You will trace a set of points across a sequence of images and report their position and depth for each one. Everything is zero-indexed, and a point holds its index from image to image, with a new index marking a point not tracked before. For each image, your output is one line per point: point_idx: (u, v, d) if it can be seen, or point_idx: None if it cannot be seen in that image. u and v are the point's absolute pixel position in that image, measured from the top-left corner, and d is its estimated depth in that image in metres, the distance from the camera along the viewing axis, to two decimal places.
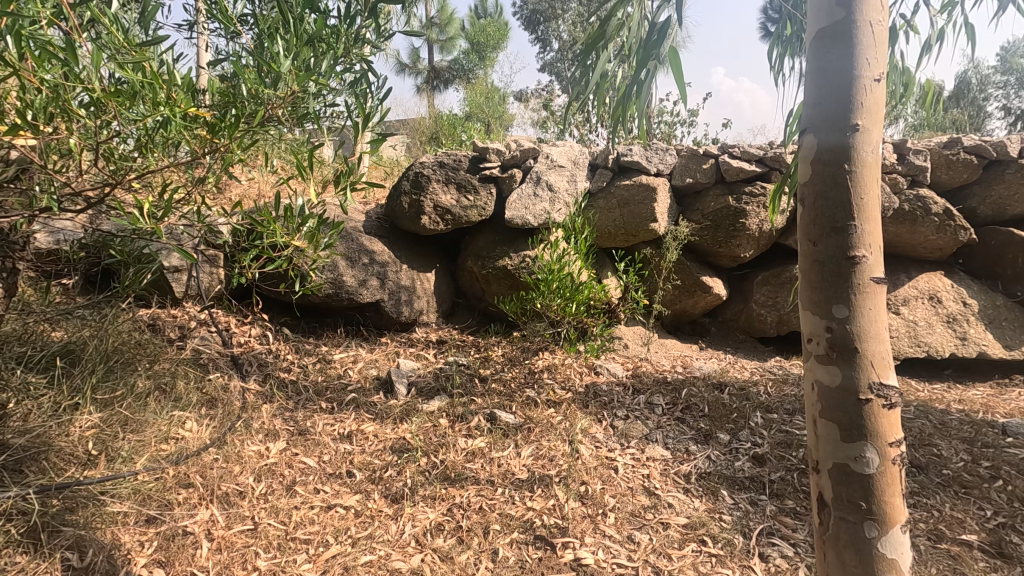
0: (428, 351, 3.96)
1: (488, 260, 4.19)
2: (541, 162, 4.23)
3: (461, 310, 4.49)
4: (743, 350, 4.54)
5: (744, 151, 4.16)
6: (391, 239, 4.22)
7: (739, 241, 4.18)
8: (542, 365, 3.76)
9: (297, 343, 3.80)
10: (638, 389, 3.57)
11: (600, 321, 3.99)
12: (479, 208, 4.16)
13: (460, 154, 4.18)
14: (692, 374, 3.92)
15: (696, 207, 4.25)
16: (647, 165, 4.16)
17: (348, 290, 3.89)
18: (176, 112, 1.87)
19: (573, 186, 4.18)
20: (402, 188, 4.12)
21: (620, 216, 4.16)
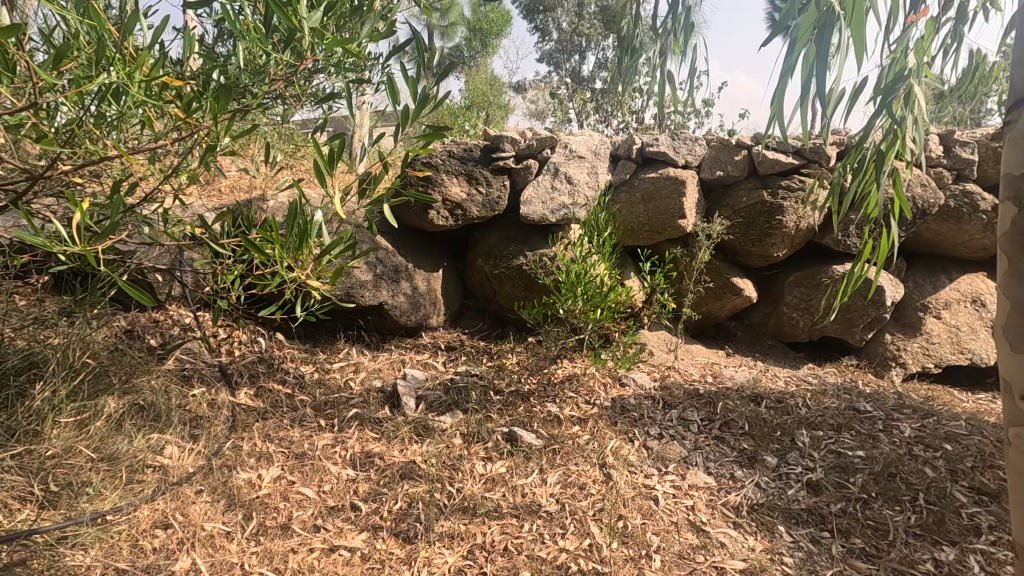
0: (436, 359, 3.62)
1: (501, 259, 3.86)
2: (560, 152, 3.88)
3: (471, 312, 4.16)
4: (773, 357, 4.23)
5: (780, 141, 3.82)
6: (395, 236, 3.89)
7: (774, 240, 3.86)
8: (563, 375, 3.44)
9: (293, 350, 3.45)
10: (669, 403, 3.26)
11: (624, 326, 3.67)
12: (491, 202, 3.81)
13: (471, 143, 3.82)
14: (725, 384, 3.61)
15: (727, 203, 3.92)
16: (674, 157, 3.83)
17: (349, 292, 3.54)
18: (126, 78, 1.49)
19: (594, 179, 3.84)
20: (408, 180, 3.76)
21: (644, 212, 3.84)
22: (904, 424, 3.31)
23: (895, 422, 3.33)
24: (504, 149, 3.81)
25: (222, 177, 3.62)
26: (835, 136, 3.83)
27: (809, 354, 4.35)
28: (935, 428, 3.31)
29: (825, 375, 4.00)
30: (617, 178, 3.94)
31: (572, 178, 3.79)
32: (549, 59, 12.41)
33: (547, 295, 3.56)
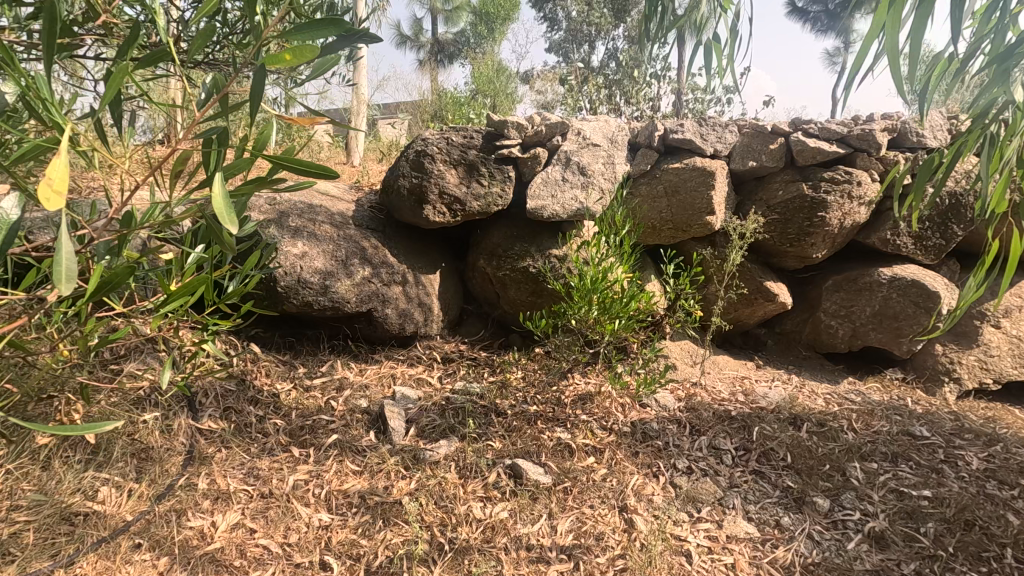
0: (430, 373, 3.21)
1: (505, 258, 3.45)
2: (571, 139, 3.45)
3: (471, 318, 3.75)
4: (809, 370, 3.78)
5: (823, 127, 3.36)
6: (387, 234, 3.49)
7: (813, 238, 3.42)
8: (574, 394, 3.02)
9: (268, 364, 3.05)
10: (697, 428, 2.83)
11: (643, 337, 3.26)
12: (494, 195, 3.39)
13: (472, 130, 3.40)
14: (759, 403, 3.19)
15: (760, 198, 3.48)
16: (702, 145, 3.39)
17: (333, 298, 3.14)
18: None
19: (610, 170, 3.41)
20: (401, 171, 3.35)
21: (667, 206, 3.42)
22: (969, 454, 2.87)
23: (958, 452, 2.89)
24: (509, 136, 3.38)
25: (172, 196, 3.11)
26: (886, 121, 3.36)
27: (849, 366, 3.90)
28: (1005, 458, 2.87)
29: (869, 392, 3.56)
30: (636, 168, 3.50)
31: (586, 170, 3.37)
32: (557, 51, 11.91)
33: (557, 301, 3.14)
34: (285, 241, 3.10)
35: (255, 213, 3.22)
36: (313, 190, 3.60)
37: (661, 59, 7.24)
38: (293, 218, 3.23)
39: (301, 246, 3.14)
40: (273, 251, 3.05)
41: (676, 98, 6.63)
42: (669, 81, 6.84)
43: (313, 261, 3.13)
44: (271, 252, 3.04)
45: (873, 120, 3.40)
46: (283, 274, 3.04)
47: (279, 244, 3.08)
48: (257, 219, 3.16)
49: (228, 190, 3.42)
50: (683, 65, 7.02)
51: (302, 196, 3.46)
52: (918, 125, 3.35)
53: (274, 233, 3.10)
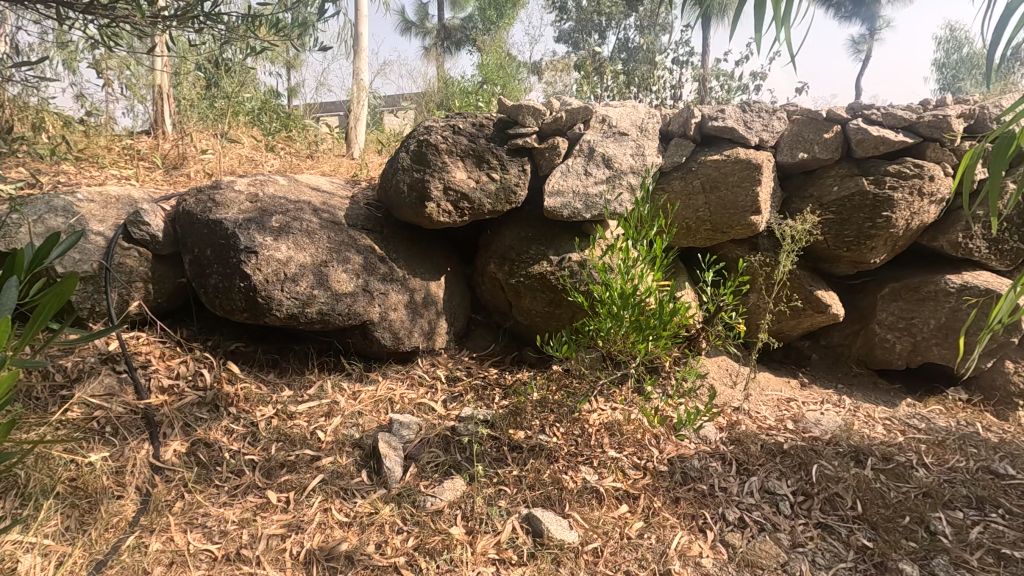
0: (433, 396, 2.81)
1: (518, 264, 3.03)
2: (595, 128, 3.03)
3: (480, 330, 3.35)
4: (861, 389, 3.34)
5: (886, 113, 2.92)
6: (385, 235, 3.09)
7: (874, 242, 2.97)
8: (598, 424, 2.61)
9: (247, 386, 2.66)
10: (746, 466, 2.42)
11: (678, 354, 2.84)
12: (506, 192, 2.97)
13: (482, 116, 2.99)
14: (812, 433, 2.77)
15: (811, 194, 3.04)
16: (746, 134, 2.95)
17: (323, 309, 2.74)
18: None
19: (639, 162, 2.98)
20: (400, 164, 2.93)
21: (704, 203, 3.00)
22: None
23: None
24: (524, 123, 2.96)
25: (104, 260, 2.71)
26: (961, 106, 2.91)
27: (906, 385, 3.45)
28: None
29: (933, 417, 3.11)
30: (669, 160, 3.07)
31: (611, 162, 2.94)
32: (567, 40, 11.40)
33: (580, 314, 2.73)
34: (267, 243, 2.71)
35: (234, 211, 2.83)
36: (302, 185, 3.20)
37: (682, 44, 6.77)
38: (278, 217, 2.83)
39: (286, 249, 2.74)
40: (253, 255, 2.66)
41: (700, 85, 6.16)
42: (692, 68, 6.36)
43: (299, 266, 2.73)
44: (251, 257, 2.65)
45: (945, 105, 2.95)
46: (264, 282, 2.64)
47: (260, 247, 2.68)
48: (237, 218, 2.76)
49: (207, 184, 3.03)
50: (707, 50, 6.54)
51: (289, 191, 3.06)
52: (999, 111, 2.89)
53: (254, 235, 2.70)
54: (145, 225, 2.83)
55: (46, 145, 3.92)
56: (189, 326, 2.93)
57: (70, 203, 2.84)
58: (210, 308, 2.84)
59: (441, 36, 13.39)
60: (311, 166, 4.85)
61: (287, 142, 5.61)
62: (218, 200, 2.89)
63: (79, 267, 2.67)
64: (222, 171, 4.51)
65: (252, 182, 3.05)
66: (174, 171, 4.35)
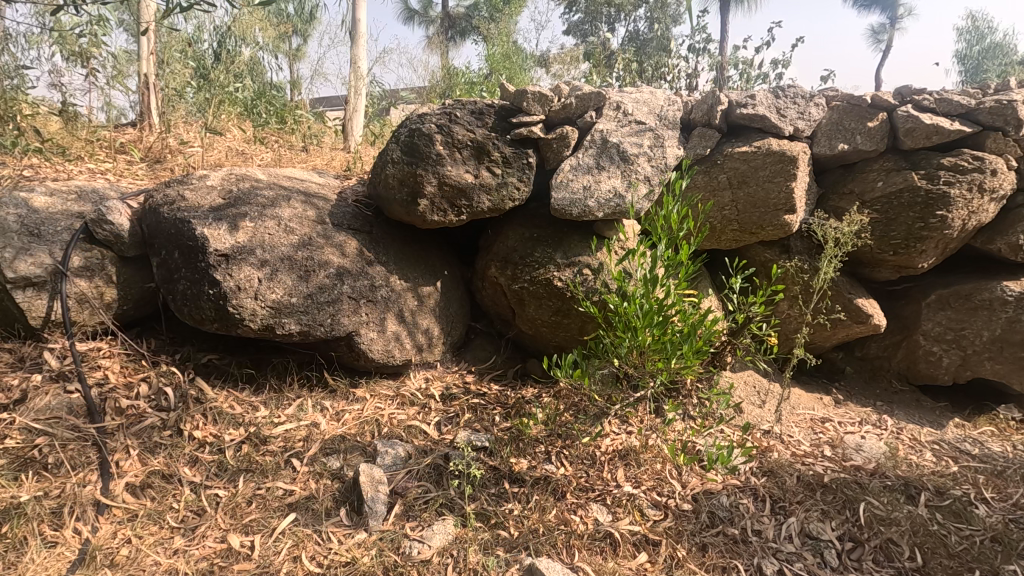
0: (425, 416, 2.50)
1: (522, 268, 2.73)
2: (609, 116, 2.71)
3: (479, 340, 3.05)
4: (901, 408, 3.01)
5: (941, 98, 2.57)
6: (375, 235, 2.79)
7: (924, 244, 2.64)
8: (611, 451, 2.30)
9: (216, 405, 2.37)
10: (782, 503, 2.10)
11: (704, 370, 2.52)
12: (509, 188, 2.66)
13: (483, 103, 2.66)
14: (854, 462, 2.44)
15: (852, 190, 2.72)
16: (779, 122, 2.62)
17: (303, 319, 2.45)
18: None
19: (658, 154, 2.66)
20: (390, 156, 2.62)
21: (732, 201, 2.69)
22: None
23: None
24: (528, 110, 2.65)
25: (58, 248, 2.47)
26: None
27: (951, 402, 3.11)
28: None
29: (987, 441, 2.78)
30: (691, 153, 2.74)
31: (627, 154, 2.63)
32: (575, 32, 11.00)
33: (594, 328, 2.43)
34: (240, 245, 2.41)
35: (205, 208, 2.53)
36: (285, 179, 2.90)
37: (697, 31, 6.39)
38: (254, 215, 2.53)
39: (262, 251, 2.44)
40: (224, 259, 2.36)
41: (718, 74, 5.78)
42: (709, 56, 5.98)
43: (276, 270, 2.43)
44: (221, 261, 2.36)
45: (1008, 90, 2.60)
46: (236, 289, 2.35)
47: (232, 249, 2.38)
48: (207, 216, 2.47)
49: (178, 178, 2.73)
50: (725, 37, 6.16)
51: (268, 185, 2.75)
52: None
53: (226, 236, 2.41)
54: (107, 223, 2.54)
55: (15, 135, 3.63)
56: (158, 336, 2.65)
57: (25, 198, 2.56)
58: (180, 317, 2.56)
59: (446, 27, 13.03)
60: (303, 161, 4.55)
61: (279, 135, 5.31)
62: (189, 195, 2.60)
63: (32, 271, 2.39)
64: (208, 165, 4.21)
65: (227, 176, 2.75)
66: (156, 165, 4.06)
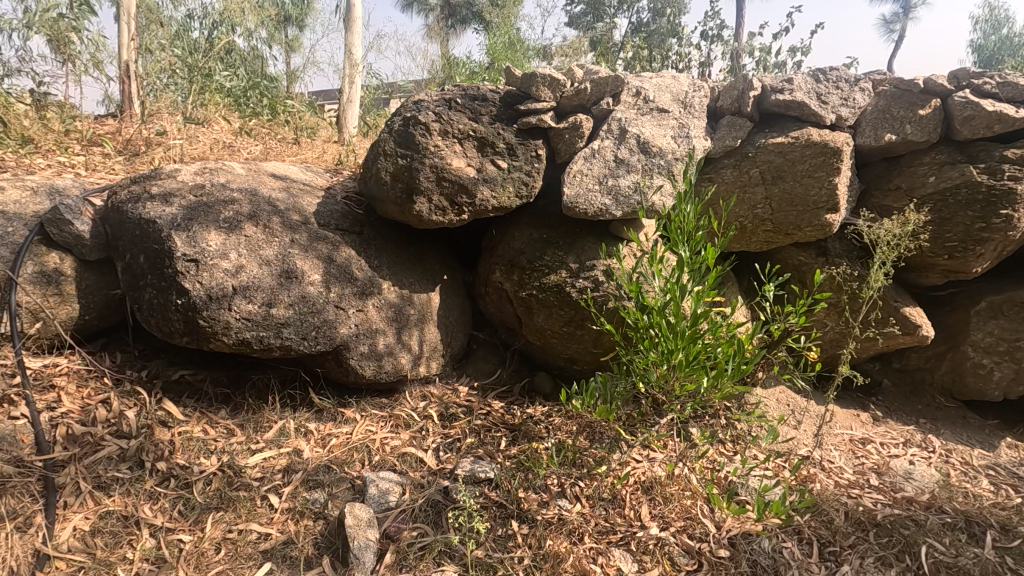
0: (422, 440, 2.23)
1: (531, 273, 2.45)
2: (627, 103, 2.42)
3: (482, 351, 2.77)
4: (948, 426, 2.73)
5: (1004, 82, 2.28)
6: (366, 236, 2.51)
7: (984, 246, 2.35)
8: (633, 483, 2.03)
9: (185, 431, 2.10)
10: (831, 549, 1.84)
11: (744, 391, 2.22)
12: (516, 184, 2.37)
13: (486, 88, 2.37)
14: (906, 493, 2.17)
15: (899, 186, 2.44)
16: (819, 109, 2.33)
17: (283, 332, 2.16)
18: None
19: (682, 146, 2.37)
20: (382, 148, 2.33)
21: (765, 199, 2.40)
22: None
23: None
24: (538, 96, 2.37)
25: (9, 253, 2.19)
26: None
27: (1001, 419, 2.83)
28: None
29: None
30: (719, 144, 2.45)
31: (648, 145, 2.34)
32: (578, 23, 10.66)
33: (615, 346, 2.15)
34: (212, 248, 2.13)
35: (174, 207, 2.24)
36: (267, 174, 2.61)
37: (710, 17, 6.07)
38: (229, 215, 2.25)
39: (237, 256, 2.16)
40: (193, 265, 2.08)
41: (733, 62, 5.47)
42: (723, 43, 5.66)
43: (253, 277, 2.15)
44: (190, 267, 2.08)
45: None
46: (207, 299, 2.07)
47: (203, 254, 2.10)
48: (175, 216, 2.18)
49: (147, 173, 2.44)
50: (740, 24, 5.85)
51: (247, 180, 2.47)
52: None
53: (196, 239, 2.12)
54: (65, 224, 2.24)
55: None
56: (126, 350, 2.39)
57: None
58: (148, 329, 2.29)
59: (446, 17, 12.65)
60: (294, 154, 4.26)
61: (270, 127, 5.01)
62: (157, 192, 2.31)
63: None
64: (191, 158, 3.93)
65: (201, 170, 2.47)
66: (134, 159, 3.78)
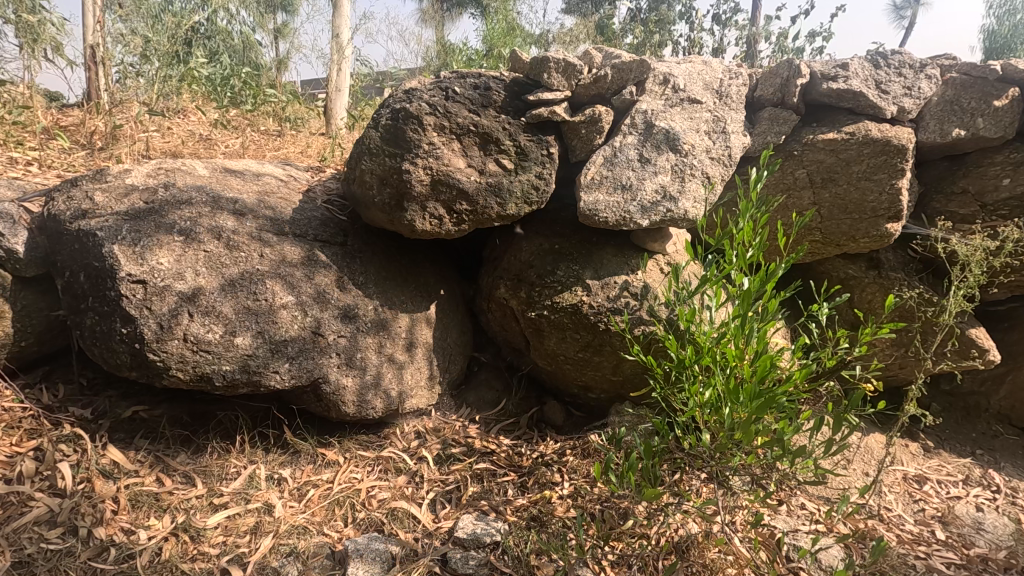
0: (415, 490, 1.91)
1: (541, 289, 2.12)
2: (654, 92, 2.07)
3: (484, 375, 2.45)
4: (1008, 459, 2.42)
5: None
6: (351, 246, 2.17)
7: None
8: (666, 546, 1.73)
9: (135, 484, 1.77)
10: None
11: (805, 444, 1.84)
12: (525, 187, 2.03)
13: (489, 75, 2.02)
14: (979, 550, 1.86)
15: (965, 190, 2.11)
16: (878, 99, 1.99)
17: (251, 365, 1.83)
18: None
19: (718, 143, 2.03)
20: (366, 146, 1.97)
21: (813, 204, 2.08)
22: None
23: None
24: (549, 85, 2.02)
25: None
26: None
27: None
28: None
29: None
30: (758, 140, 2.11)
31: (679, 142, 2.00)
32: (576, 8, 10.24)
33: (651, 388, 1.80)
34: (163, 267, 1.78)
35: (120, 215, 1.88)
36: (235, 173, 2.25)
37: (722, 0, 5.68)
38: (185, 225, 1.90)
39: (195, 275, 1.81)
40: (140, 286, 1.73)
41: (749, 49, 5.10)
42: (737, 27, 5.29)
43: (214, 300, 1.81)
44: (136, 289, 1.73)
45: None
46: (157, 328, 1.72)
47: (152, 273, 1.75)
48: (120, 227, 1.83)
49: (92, 173, 2.08)
50: (755, 8, 5.46)
51: (210, 182, 2.11)
52: None
53: (144, 255, 1.78)
54: None
55: None
56: (71, 381, 2.04)
57: None
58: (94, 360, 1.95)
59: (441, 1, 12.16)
60: (274, 149, 3.89)
61: (250, 118, 4.63)
62: (100, 197, 1.95)
63: None
64: (161, 153, 3.56)
65: (155, 170, 2.10)
66: (98, 153, 3.40)
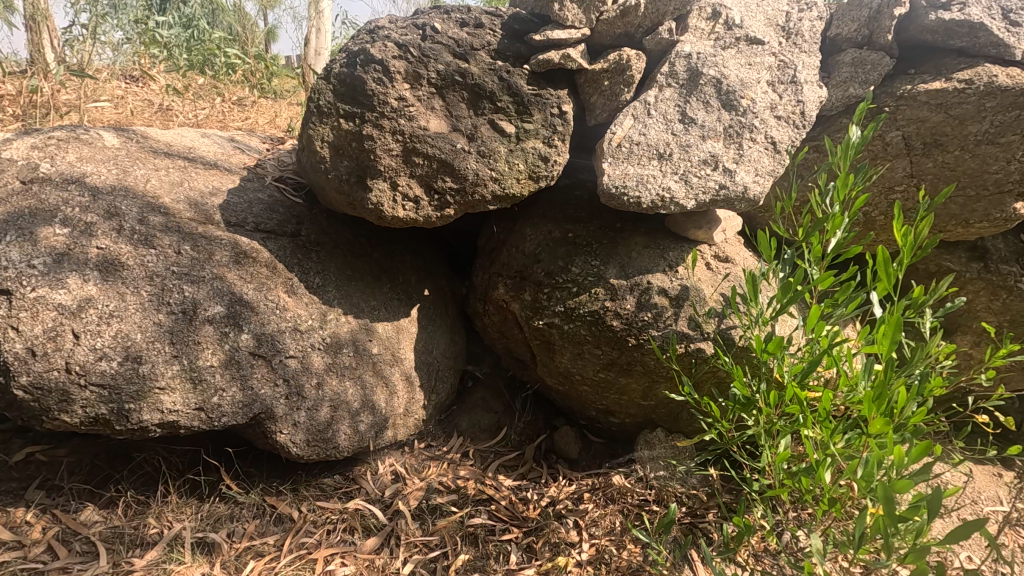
0: (387, 560, 1.47)
1: (551, 291, 1.65)
2: (698, 31, 1.57)
3: (478, 396, 1.98)
4: None
5: None
6: (305, 239, 1.69)
7: None
8: None
9: (15, 561, 1.33)
10: None
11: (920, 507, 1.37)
12: (529, 159, 1.53)
13: (482, 10, 1.53)
14: None
15: None
16: (1006, 32, 1.48)
17: (163, 402, 1.35)
18: None
19: (786, 97, 1.52)
20: (314, 103, 1.46)
21: (910, 177, 1.58)
22: None
23: None
24: (561, 19, 1.51)
25: None
26: None
27: None
28: None
29: None
30: (837, 93, 1.60)
31: (735, 96, 1.49)
32: None
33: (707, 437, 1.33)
34: (34, 271, 1.29)
35: None
36: (160, 146, 1.75)
37: None
38: (75, 214, 1.41)
39: (82, 281, 1.33)
40: (3, 299, 1.25)
41: None
42: None
43: (109, 315, 1.33)
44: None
45: None
46: (26, 357, 1.24)
47: (17, 280, 1.26)
48: None
49: None
50: None
51: (122, 157, 1.62)
52: None
53: (11, 256, 1.28)
54: None
55: None
56: None
57: None
58: None
59: None
60: (238, 120, 3.36)
61: (218, 85, 4.07)
62: None
63: None
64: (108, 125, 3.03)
65: (44, 140, 1.58)
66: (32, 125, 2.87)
